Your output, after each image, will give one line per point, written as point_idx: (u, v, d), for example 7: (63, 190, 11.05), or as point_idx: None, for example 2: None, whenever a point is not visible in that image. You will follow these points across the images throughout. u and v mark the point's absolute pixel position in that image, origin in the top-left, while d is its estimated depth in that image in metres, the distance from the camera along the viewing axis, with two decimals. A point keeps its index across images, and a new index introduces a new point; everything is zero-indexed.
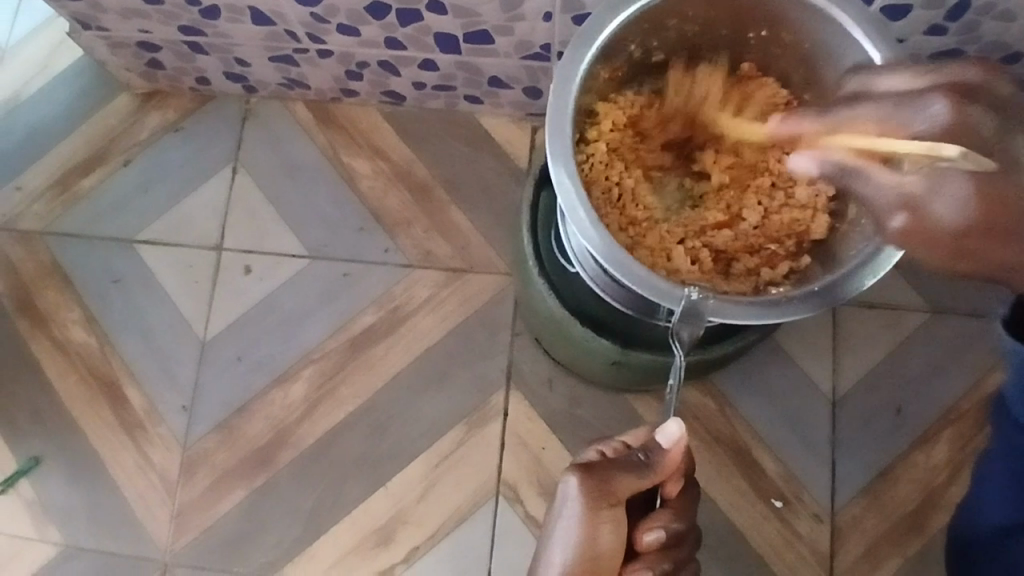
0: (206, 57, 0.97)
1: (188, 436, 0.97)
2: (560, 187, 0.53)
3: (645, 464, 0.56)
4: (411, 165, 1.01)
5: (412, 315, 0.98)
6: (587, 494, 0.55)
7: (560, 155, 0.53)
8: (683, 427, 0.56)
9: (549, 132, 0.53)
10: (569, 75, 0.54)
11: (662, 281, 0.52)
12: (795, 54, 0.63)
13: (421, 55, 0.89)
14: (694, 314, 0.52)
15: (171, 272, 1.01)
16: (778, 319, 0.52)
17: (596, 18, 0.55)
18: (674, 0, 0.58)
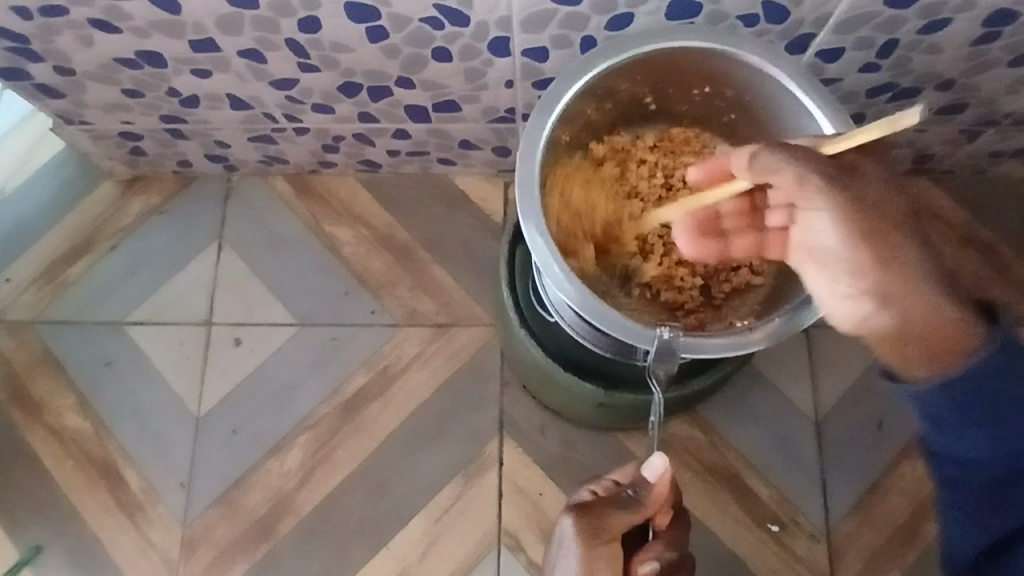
0: (187, 142, 1.01)
1: (187, 513, 0.97)
2: (533, 245, 0.56)
3: (635, 500, 0.60)
4: (391, 229, 1.05)
5: (402, 373, 1.00)
6: (581, 532, 0.58)
7: (530, 216, 0.56)
8: (665, 460, 0.58)
9: (520, 196, 0.57)
10: (533, 142, 0.58)
11: (636, 323, 0.56)
12: (737, 106, 0.68)
13: (393, 126, 0.93)
14: (667, 352, 0.55)
15: (162, 351, 1.03)
16: (746, 349, 0.56)
17: (555, 89, 0.60)
18: (624, 69, 0.63)
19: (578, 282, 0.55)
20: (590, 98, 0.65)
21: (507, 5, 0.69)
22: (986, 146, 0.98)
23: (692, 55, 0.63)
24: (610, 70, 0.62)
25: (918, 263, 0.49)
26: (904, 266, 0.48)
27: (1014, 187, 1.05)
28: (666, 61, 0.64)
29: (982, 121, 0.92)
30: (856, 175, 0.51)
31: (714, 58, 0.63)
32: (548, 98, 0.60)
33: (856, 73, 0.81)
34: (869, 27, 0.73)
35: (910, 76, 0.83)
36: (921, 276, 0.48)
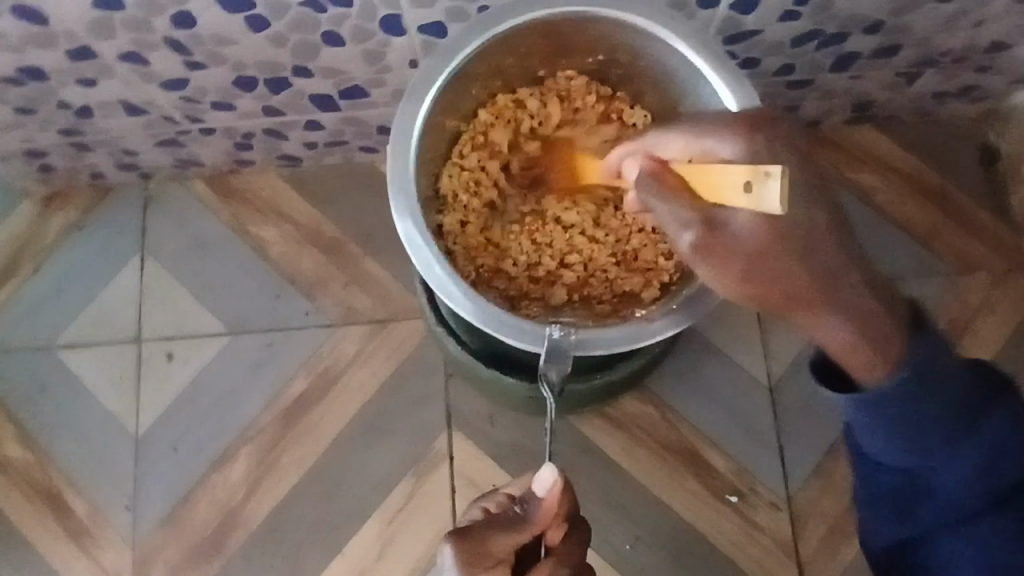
0: (94, 153, 0.96)
1: (135, 536, 0.95)
2: (412, 246, 0.54)
3: (521, 517, 0.57)
4: (319, 225, 1.01)
5: (344, 374, 0.97)
6: (461, 558, 0.55)
7: (406, 216, 0.55)
8: (554, 473, 0.55)
9: (393, 195, 0.55)
10: (406, 134, 0.56)
11: (526, 322, 0.54)
12: (635, 72, 0.66)
13: (303, 118, 0.88)
14: (560, 351, 0.53)
15: (95, 373, 0.99)
16: (639, 342, 0.54)
17: (425, 75, 0.57)
18: (503, 45, 0.60)
19: (462, 283, 0.53)
20: (471, 80, 0.62)
21: None
22: (928, 87, 0.94)
23: (574, 23, 0.60)
24: (486, 50, 0.59)
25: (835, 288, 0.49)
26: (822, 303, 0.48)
27: (962, 127, 1.01)
28: (547, 32, 0.61)
29: (919, 62, 0.89)
30: (727, 226, 0.47)
31: (598, 23, 0.60)
32: (418, 85, 0.57)
33: (776, 22, 0.77)
34: None
35: (835, 21, 0.79)
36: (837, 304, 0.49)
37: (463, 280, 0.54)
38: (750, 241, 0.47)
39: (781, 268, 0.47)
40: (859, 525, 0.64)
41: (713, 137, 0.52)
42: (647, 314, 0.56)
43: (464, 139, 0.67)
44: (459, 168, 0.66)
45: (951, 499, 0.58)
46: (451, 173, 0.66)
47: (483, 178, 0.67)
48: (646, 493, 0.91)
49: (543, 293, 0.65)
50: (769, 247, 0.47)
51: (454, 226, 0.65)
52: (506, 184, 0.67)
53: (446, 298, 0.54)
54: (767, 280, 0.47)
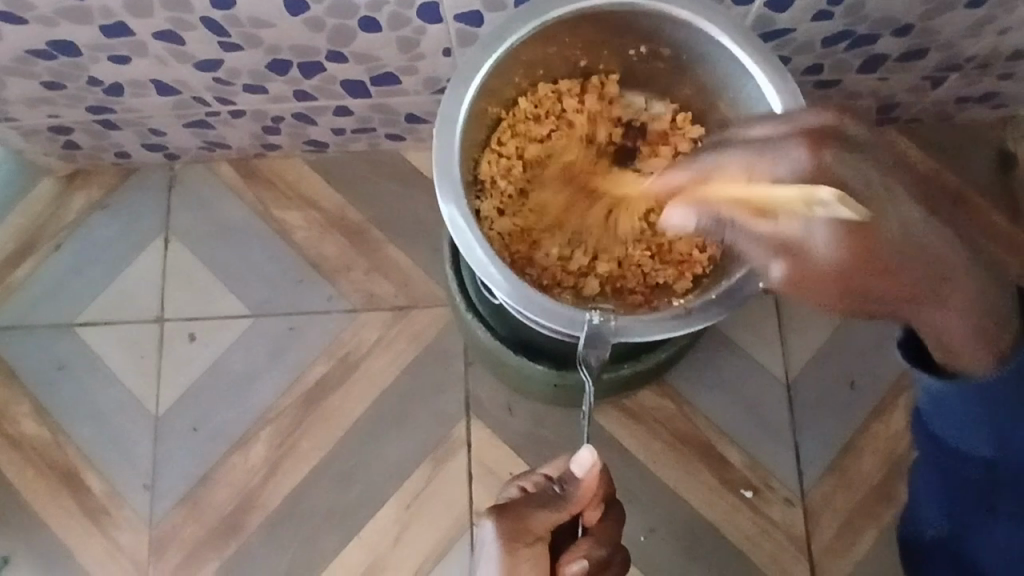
0: (122, 133, 0.96)
1: (153, 514, 0.95)
2: (456, 228, 0.54)
3: (561, 496, 0.58)
4: (342, 211, 1.01)
5: (363, 360, 0.98)
6: (503, 534, 0.56)
7: (451, 197, 0.55)
8: (593, 454, 0.57)
9: (438, 176, 0.55)
10: (451, 117, 0.56)
11: (567, 308, 0.54)
12: (675, 65, 0.66)
13: (331, 103, 0.89)
14: (599, 338, 0.54)
15: (116, 351, 1.00)
16: (678, 331, 0.54)
17: (472, 58, 0.58)
18: (549, 33, 0.61)
19: (504, 266, 0.54)
20: (514, 68, 0.63)
21: None
22: (952, 91, 0.95)
23: (619, 14, 0.60)
24: (531, 37, 0.60)
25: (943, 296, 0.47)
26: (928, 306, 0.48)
27: (983, 132, 1.01)
28: (591, 21, 0.61)
29: (945, 66, 0.89)
30: (809, 243, 0.45)
31: (642, 14, 0.60)
32: (465, 69, 0.57)
33: (809, 21, 0.78)
34: None
35: (866, 22, 0.79)
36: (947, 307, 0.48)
37: (505, 263, 0.54)
38: (837, 261, 0.45)
39: (887, 275, 0.46)
40: (915, 509, 0.71)
41: (773, 147, 0.47)
42: (686, 304, 0.56)
43: (503, 127, 0.67)
44: (496, 155, 0.67)
45: (1022, 497, 0.61)
46: (488, 160, 0.67)
47: (520, 166, 0.67)
48: (661, 486, 0.92)
49: (576, 283, 0.66)
50: (866, 258, 0.45)
51: (490, 212, 0.66)
52: (542, 174, 0.68)
53: (488, 280, 0.54)
54: (874, 290, 0.47)
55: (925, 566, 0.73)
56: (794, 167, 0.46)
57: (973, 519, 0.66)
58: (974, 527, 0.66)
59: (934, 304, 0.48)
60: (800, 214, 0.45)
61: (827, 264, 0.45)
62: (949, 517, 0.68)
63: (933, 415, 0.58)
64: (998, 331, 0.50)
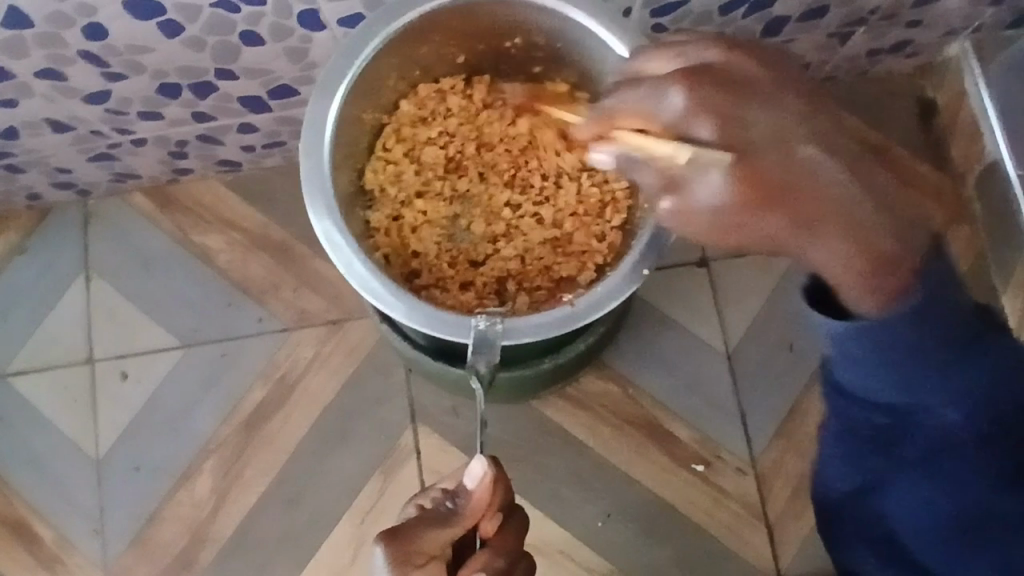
0: (26, 174, 0.93)
1: (106, 559, 0.93)
2: (330, 245, 0.54)
3: (454, 511, 0.57)
4: (265, 229, 0.99)
5: (302, 378, 0.96)
6: (393, 560, 0.54)
7: (324, 214, 0.54)
8: (485, 463, 0.57)
9: (308, 194, 0.55)
10: (318, 133, 0.56)
11: (452, 315, 0.54)
12: (552, 53, 0.66)
13: (235, 121, 0.86)
14: (488, 341, 0.53)
15: (49, 397, 0.97)
16: (567, 326, 0.54)
17: (334, 70, 0.57)
18: (412, 36, 0.61)
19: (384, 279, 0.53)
20: (385, 72, 0.63)
21: None
22: (861, 45, 0.95)
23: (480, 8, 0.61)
24: (393, 41, 0.59)
25: (838, 235, 0.46)
26: (830, 240, 0.47)
27: (897, 82, 1.02)
28: (454, 17, 0.61)
29: (849, 21, 0.89)
30: (701, 189, 0.44)
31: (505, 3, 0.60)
32: (328, 81, 0.57)
33: None
34: None
35: None
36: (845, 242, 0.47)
37: (385, 276, 0.54)
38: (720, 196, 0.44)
39: (774, 209, 0.45)
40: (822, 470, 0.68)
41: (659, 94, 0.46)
42: (574, 298, 0.56)
43: (387, 133, 0.68)
44: (384, 162, 0.68)
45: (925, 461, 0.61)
46: (375, 168, 0.67)
47: (409, 171, 0.68)
48: (613, 470, 0.92)
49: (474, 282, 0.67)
50: (751, 194, 0.44)
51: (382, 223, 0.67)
52: (432, 175, 0.69)
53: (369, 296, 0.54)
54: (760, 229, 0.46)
55: (843, 531, 0.69)
56: (673, 112, 0.45)
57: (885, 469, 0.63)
58: (881, 481, 0.64)
59: (823, 233, 0.46)
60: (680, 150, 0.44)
61: (713, 201, 0.44)
62: (857, 473, 0.64)
63: (844, 367, 0.56)
64: (893, 273, 0.49)
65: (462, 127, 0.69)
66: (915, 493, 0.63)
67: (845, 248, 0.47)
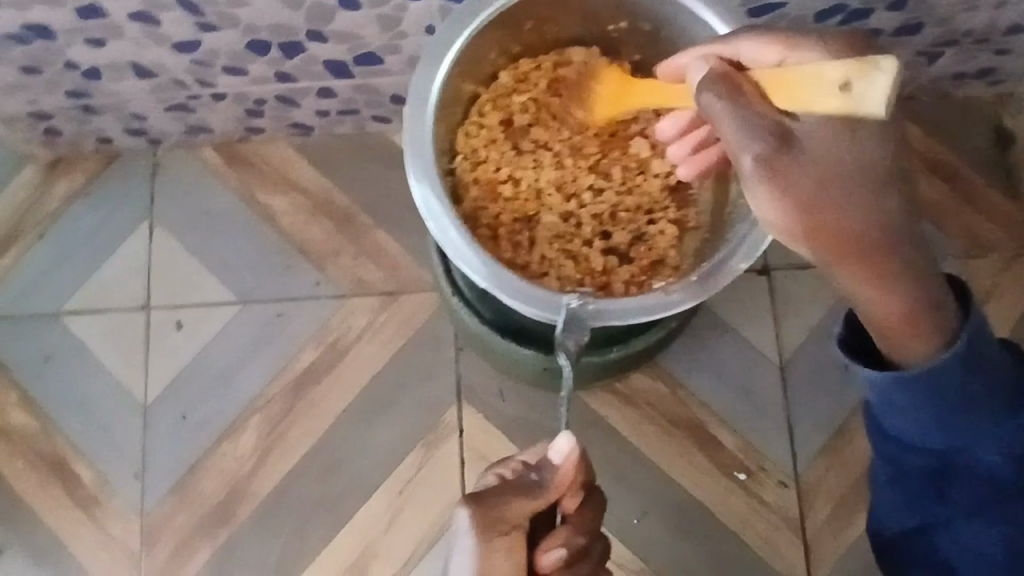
0: (102, 118, 0.94)
1: (144, 504, 0.95)
2: (427, 209, 0.54)
3: (538, 484, 0.57)
4: (329, 194, 1.00)
5: (352, 346, 0.97)
6: (478, 524, 0.54)
7: (424, 178, 0.54)
8: (572, 440, 0.56)
9: (410, 156, 0.55)
10: (423, 95, 0.56)
11: (543, 291, 0.53)
12: (654, 41, 0.66)
13: (315, 84, 0.87)
14: (576, 322, 0.53)
15: (102, 340, 0.99)
16: (661, 312, 0.54)
17: (443, 35, 0.57)
18: (524, 7, 0.61)
19: (478, 248, 0.53)
20: (490, 43, 0.63)
21: None
22: (947, 67, 0.93)
23: None
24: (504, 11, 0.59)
25: (893, 254, 0.46)
26: (885, 259, 0.46)
27: (980, 107, 1.00)
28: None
29: (940, 41, 0.87)
30: (799, 145, 0.45)
31: None
32: (437, 46, 0.57)
33: None
34: None
35: None
36: (899, 262, 0.46)
37: (478, 245, 0.54)
38: (816, 153, 0.45)
39: (845, 209, 0.45)
40: (872, 509, 0.65)
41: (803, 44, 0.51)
42: (666, 286, 0.55)
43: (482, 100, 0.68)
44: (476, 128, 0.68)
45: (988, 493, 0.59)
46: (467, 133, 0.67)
47: (501, 141, 0.68)
48: (654, 469, 0.91)
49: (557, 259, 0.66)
50: (835, 175, 0.45)
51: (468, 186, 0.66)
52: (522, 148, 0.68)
53: (462, 264, 0.53)
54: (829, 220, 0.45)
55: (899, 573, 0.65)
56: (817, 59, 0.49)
57: (939, 510, 0.61)
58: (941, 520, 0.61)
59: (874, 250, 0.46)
60: (827, 87, 0.45)
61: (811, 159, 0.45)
62: (916, 517, 0.62)
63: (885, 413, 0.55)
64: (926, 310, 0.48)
65: (555, 103, 0.69)
66: (980, 532, 0.60)
67: (893, 274, 0.46)
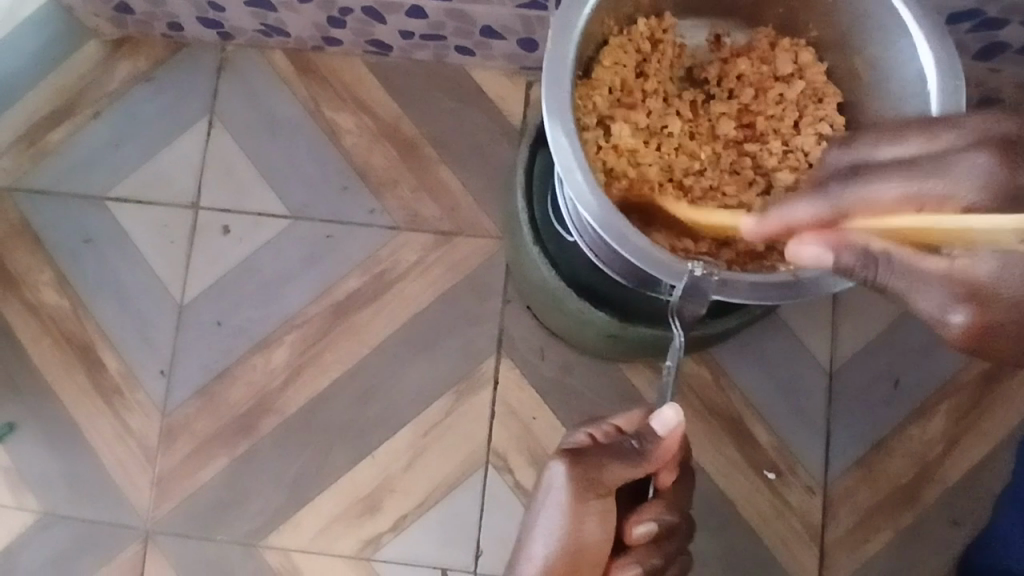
0: (178, 1, 0.90)
1: (166, 403, 0.94)
2: (555, 145, 0.51)
3: (637, 453, 0.55)
4: (397, 121, 0.96)
5: (399, 280, 0.94)
6: (574, 483, 0.55)
7: (556, 110, 0.51)
8: (680, 414, 0.54)
9: (546, 84, 0.51)
10: (570, 21, 0.52)
11: (663, 253, 0.51)
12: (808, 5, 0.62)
13: (408, 1, 0.83)
14: (695, 289, 0.51)
15: (147, 232, 0.96)
16: (788, 297, 0.51)
17: None
18: None
19: (602, 195, 0.50)
20: None
21: None
22: None
23: None
24: None
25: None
26: None
27: None
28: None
29: None
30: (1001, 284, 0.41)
31: None
32: None
33: None
34: None
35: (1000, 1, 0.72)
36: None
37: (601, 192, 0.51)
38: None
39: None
40: None
41: (953, 171, 0.40)
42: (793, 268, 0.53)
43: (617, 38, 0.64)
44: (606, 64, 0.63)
45: None
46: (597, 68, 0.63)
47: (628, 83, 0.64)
48: None
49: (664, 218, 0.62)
50: None
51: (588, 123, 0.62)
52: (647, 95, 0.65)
53: (582, 208, 0.51)
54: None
55: None
56: (977, 174, 0.40)
57: None
58: None
59: None
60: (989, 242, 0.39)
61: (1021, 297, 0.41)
62: None
63: None
64: None
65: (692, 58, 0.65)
66: None
67: None
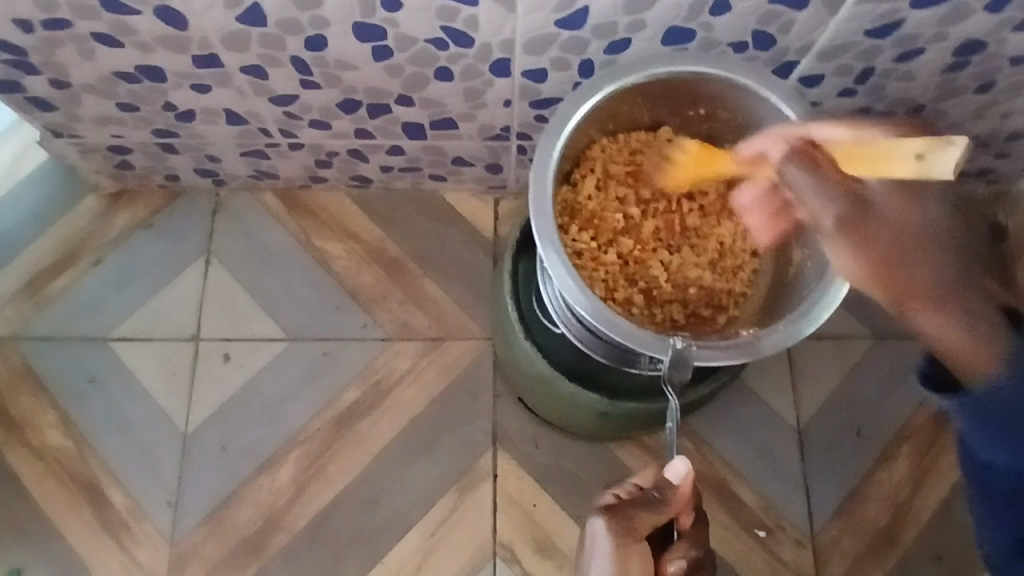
0: (178, 157, 1.00)
1: (175, 532, 0.96)
2: (549, 261, 0.61)
3: (660, 500, 0.63)
4: (383, 244, 1.06)
5: (395, 388, 1.01)
6: (614, 532, 0.63)
7: (545, 232, 0.61)
8: (688, 463, 0.63)
9: (534, 213, 0.62)
10: (545, 163, 0.63)
11: (650, 334, 0.61)
12: (727, 124, 0.74)
13: (389, 142, 0.95)
14: (681, 361, 0.61)
15: (151, 367, 1.02)
16: (752, 357, 0.61)
17: (562, 112, 0.65)
18: (627, 92, 0.69)
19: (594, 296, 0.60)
20: (589, 121, 0.71)
21: (513, 28, 0.71)
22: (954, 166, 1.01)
23: (696, 83, 0.69)
24: (612, 94, 0.67)
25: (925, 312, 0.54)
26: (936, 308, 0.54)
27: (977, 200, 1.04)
28: (652, 89, 0.70)
29: None
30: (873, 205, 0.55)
31: (708, 80, 0.68)
32: (556, 123, 0.65)
33: (833, 97, 0.85)
34: (849, 55, 0.77)
35: (885, 101, 0.86)
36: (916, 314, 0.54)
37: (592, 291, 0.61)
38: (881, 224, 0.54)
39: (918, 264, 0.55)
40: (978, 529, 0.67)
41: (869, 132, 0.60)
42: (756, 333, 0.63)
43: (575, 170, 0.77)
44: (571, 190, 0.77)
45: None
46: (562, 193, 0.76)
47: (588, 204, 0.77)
48: None
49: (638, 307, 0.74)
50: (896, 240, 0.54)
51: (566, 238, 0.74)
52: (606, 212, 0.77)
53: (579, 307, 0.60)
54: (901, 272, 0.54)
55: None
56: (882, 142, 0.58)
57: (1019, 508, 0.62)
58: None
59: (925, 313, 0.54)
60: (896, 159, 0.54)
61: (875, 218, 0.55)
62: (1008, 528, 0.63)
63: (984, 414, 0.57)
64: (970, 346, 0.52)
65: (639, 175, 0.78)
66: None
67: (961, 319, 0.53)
